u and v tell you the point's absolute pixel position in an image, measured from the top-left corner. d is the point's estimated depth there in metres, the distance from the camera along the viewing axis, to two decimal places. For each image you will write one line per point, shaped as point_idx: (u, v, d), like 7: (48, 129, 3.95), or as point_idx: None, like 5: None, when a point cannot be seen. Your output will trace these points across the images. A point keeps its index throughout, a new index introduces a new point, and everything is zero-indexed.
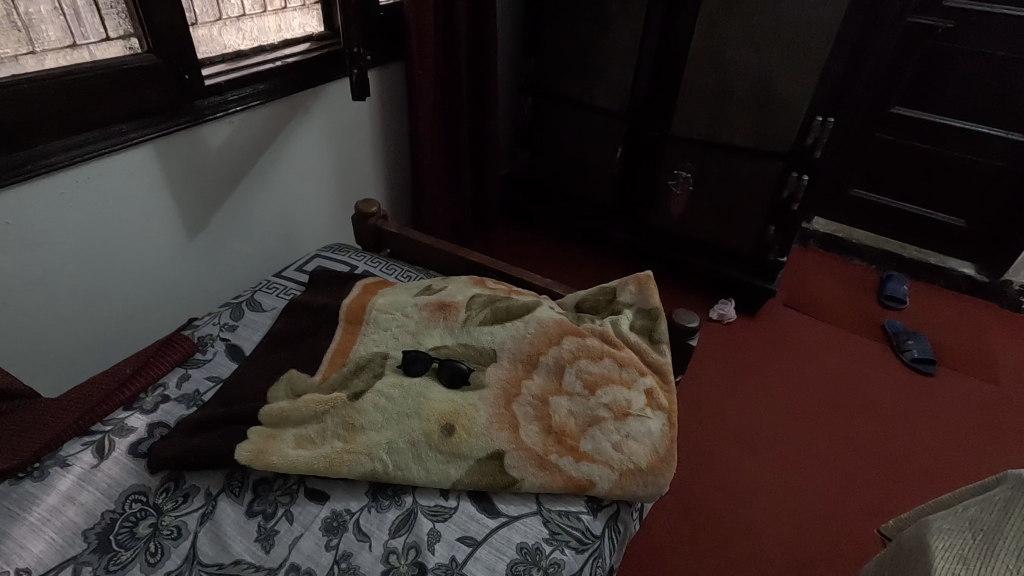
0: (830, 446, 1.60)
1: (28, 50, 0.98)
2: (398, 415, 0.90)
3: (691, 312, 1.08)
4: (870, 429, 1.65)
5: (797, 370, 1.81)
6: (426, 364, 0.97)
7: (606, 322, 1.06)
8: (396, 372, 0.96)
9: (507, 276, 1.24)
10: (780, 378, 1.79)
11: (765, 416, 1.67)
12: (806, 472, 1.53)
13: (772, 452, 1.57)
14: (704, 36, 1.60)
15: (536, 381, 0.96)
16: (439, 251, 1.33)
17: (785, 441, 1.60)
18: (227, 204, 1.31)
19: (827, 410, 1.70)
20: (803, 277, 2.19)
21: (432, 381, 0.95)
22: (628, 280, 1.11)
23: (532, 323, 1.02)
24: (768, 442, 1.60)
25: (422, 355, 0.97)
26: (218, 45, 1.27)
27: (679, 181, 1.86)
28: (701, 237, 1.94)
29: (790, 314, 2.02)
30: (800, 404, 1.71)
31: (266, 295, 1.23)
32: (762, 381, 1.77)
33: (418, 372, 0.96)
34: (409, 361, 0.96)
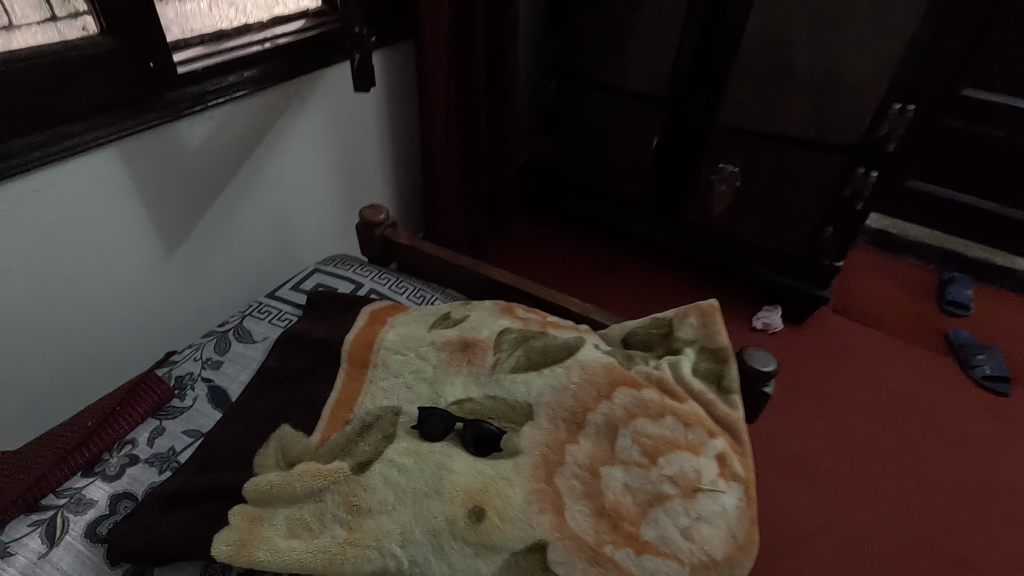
0: (897, 480, 1.42)
1: None
2: (414, 493, 0.72)
3: (765, 351, 0.88)
4: (938, 459, 1.47)
5: (853, 389, 1.62)
6: (449, 424, 0.79)
7: (664, 366, 0.88)
8: (412, 435, 0.78)
9: (537, 300, 1.05)
10: (836, 398, 1.60)
11: (821, 444, 1.49)
12: (870, 512, 1.36)
13: (831, 489, 1.40)
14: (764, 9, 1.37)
15: (582, 446, 0.78)
16: (456, 267, 1.13)
17: (845, 475, 1.42)
18: (211, 214, 1.12)
19: (890, 436, 1.51)
20: (853, 279, 1.98)
21: (456, 447, 0.77)
22: (688, 310, 0.92)
23: (575, 371, 0.83)
24: (827, 475, 1.42)
25: (443, 414, 0.79)
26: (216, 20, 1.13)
27: (723, 176, 1.64)
28: (745, 239, 1.74)
29: (842, 322, 1.82)
30: (859, 429, 1.53)
31: (257, 322, 1.06)
32: (815, 401, 1.59)
33: (439, 436, 0.78)
34: (427, 422, 0.78)
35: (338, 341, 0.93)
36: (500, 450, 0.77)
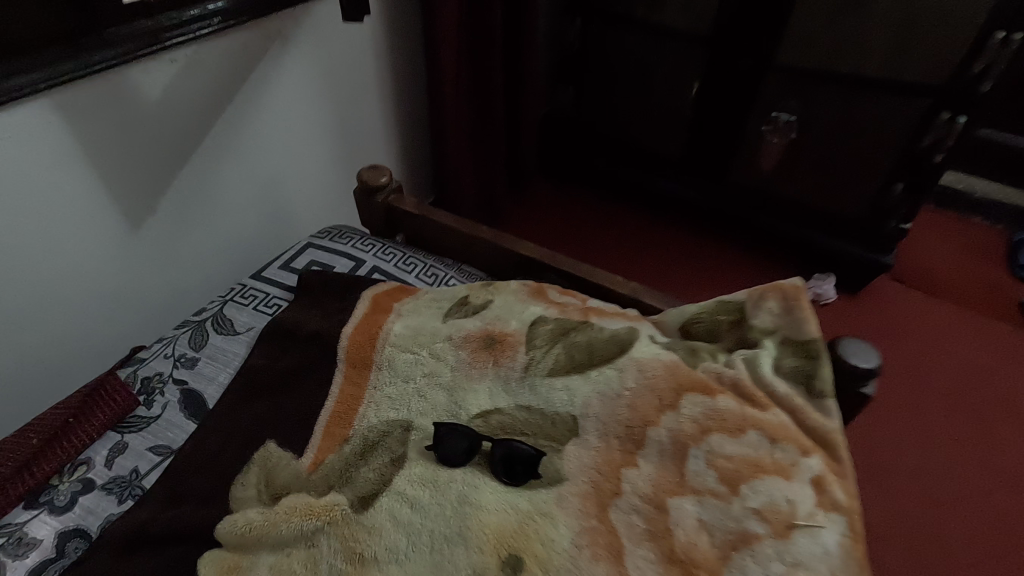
0: (975, 474, 1.25)
1: None
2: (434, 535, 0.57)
3: (862, 343, 0.71)
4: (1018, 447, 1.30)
5: (919, 368, 1.44)
6: (473, 443, 0.62)
7: (737, 365, 0.71)
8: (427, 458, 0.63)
9: (573, 278, 0.87)
10: (899, 378, 1.43)
11: (884, 431, 1.32)
12: (942, 510, 1.20)
13: (898, 485, 1.24)
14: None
15: (641, 471, 0.62)
16: (473, 239, 0.95)
17: (913, 467, 1.26)
18: (182, 180, 0.94)
19: (963, 423, 1.34)
20: (915, 240, 1.77)
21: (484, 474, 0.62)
22: (766, 291, 0.74)
23: (630, 373, 0.66)
24: (893, 468, 1.26)
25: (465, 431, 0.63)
26: None
27: (776, 127, 1.43)
28: (797, 199, 1.53)
29: (904, 291, 1.62)
30: (928, 415, 1.35)
31: (240, 309, 0.89)
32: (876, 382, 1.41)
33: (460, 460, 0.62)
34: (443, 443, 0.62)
35: (335, 333, 0.76)
36: (538, 476, 0.61)
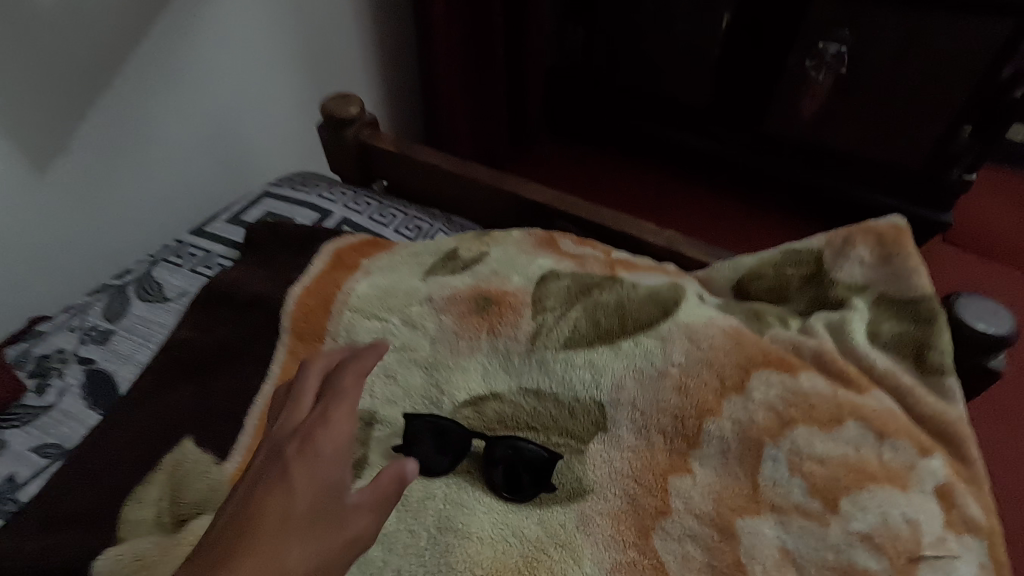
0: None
1: None
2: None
3: (985, 301, 0.53)
4: None
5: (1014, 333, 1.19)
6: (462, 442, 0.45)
7: (818, 332, 0.52)
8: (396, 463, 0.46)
9: (592, 226, 0.69)
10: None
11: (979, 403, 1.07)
12: None
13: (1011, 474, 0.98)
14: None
15: (697, 480, 0.44)
16: (466, 182, 0.76)
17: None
18: (108, 111, 0.72)
19: None
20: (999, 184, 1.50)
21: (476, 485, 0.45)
22: (857, 233, 0.55)
23: (677, 343, 0.48)
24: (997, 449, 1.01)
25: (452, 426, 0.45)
26: None
27: (822, 63, 1.22)
28: (846, 148, 1.32)
29: (980, 247, 1.38)
30: None
31: (172, 272, 0.71)
32: None
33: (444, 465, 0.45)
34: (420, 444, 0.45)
35: (280, 297, 0.58)
36: (553, 489, 0.44)
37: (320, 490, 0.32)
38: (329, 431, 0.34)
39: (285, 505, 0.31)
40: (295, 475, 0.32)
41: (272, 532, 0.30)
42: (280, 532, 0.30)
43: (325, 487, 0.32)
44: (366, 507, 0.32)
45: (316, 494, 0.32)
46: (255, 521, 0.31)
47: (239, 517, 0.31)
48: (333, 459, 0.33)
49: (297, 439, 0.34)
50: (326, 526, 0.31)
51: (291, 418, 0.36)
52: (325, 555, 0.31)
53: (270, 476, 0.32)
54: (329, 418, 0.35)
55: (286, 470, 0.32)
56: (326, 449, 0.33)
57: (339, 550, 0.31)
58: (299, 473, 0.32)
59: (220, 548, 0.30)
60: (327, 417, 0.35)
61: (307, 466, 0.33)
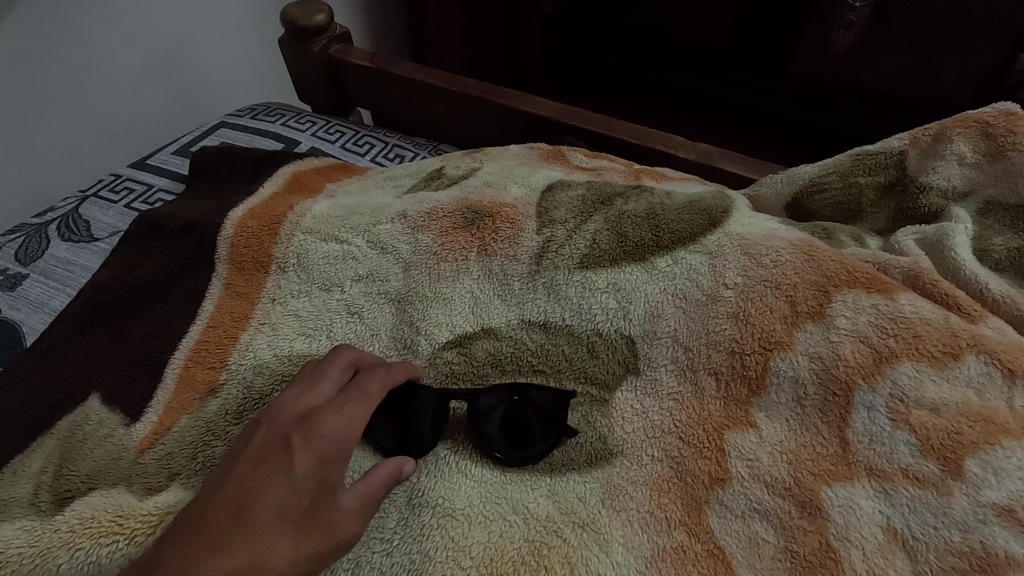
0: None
1: None
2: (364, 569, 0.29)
3: None
4: None
5: None
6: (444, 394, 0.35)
7: (909, 249, 0.40)
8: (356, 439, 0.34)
9: (606, 141, 0.56)
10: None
11: None
12: None
13: None
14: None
15: (763, 436, 0.32)
16: (455, 99, 0.63)
17: None
18: (34, 11, 0.60)
19: None
20: None
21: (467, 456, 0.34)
22: (956, 124, 0.42)
23: (729, 258, 0.36)
24: None
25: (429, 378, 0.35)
26: None
27: None
28: (882, 87, 1.21)
29: None
30: None
31: (103, 207, 0.59)
32: None
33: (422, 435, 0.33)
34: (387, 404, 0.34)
35: (218, 221, 0.46)
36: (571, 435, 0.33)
37: (321, 485, 0.27)
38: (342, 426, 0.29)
39: (282, 497, 0.27)
40: (300, 466, 0.27)
41: (261, 527, 0.26)
42: (268, 527, 0.26)
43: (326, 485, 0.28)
44: (361, 513, 0.28)
45: (313, 492, 0.27)
46: (246, 510, 0.26)
47: (227, 500, 0.26)
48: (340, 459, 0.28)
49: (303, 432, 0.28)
50: (316, 531, 0.27)
51: (301, 397, 0.30)
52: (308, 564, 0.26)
53: (267, 465, 0.27)
54: (345, 408, 0.30)
55: (287, 456, 0.28)
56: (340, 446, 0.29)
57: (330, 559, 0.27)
58: (305, 462, 0.28)
59: (202, 535, 0.25)
60: (340, 408, 0.30)
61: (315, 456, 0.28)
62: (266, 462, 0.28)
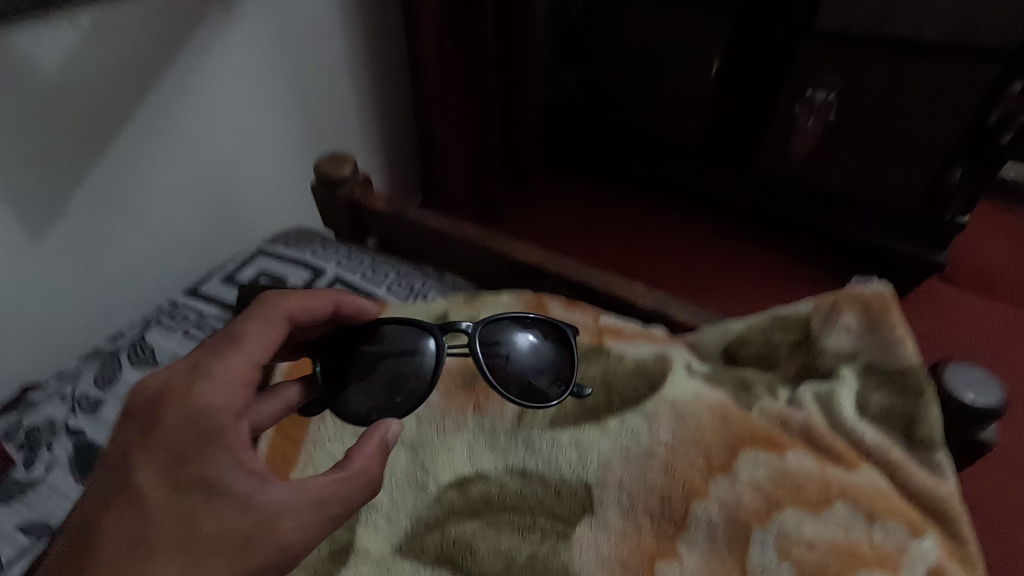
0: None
1: None
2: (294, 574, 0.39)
3: (977, 369, 0.53)
4: None
5: None
6: (432, 349, 0.51)
7: (806, 404, 0.52)
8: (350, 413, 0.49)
9: (580, 286, 0.69)
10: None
11: None
12: None
13: None
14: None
15: (685, 567, 0.43)
16: (457, 241, 0.77)
17: None
18: (108, 170, 0.75)
19: None
20: (971, 237, 1.56)
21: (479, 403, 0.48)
22: (843, 300, 0.55)
23: (663, 420, 0.48)
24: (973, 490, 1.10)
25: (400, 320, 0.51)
26: None
27: (810, 107, 1.23)
28: (838, 187, 1.34)
29: (954, 293, 1.44)
30: None
31: (164, 332, 0.71)
32: None
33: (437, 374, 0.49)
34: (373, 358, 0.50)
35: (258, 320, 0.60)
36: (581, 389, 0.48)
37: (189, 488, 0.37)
38: (192, 407, 0.39)
39: (149, 503, 0.37)
40: (157, 465, 0.38)
41: (132, 532, 0.36)
42: (142, 531, 0.36)
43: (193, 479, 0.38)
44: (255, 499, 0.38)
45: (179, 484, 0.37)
46: (114, 520, 0.36)
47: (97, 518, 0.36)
48: (204, 441, 0.38)
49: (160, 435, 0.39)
50: (189, 524, 0.36)
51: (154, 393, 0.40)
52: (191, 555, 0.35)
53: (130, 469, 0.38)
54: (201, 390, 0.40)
55: (142, 465, 0.38)
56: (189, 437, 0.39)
57: (221, 554, 0.36)
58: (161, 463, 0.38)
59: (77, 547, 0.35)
60: (200, 383, 0.40)
61: (172, 456, 0.38)
62: (127, 474, 0.38)
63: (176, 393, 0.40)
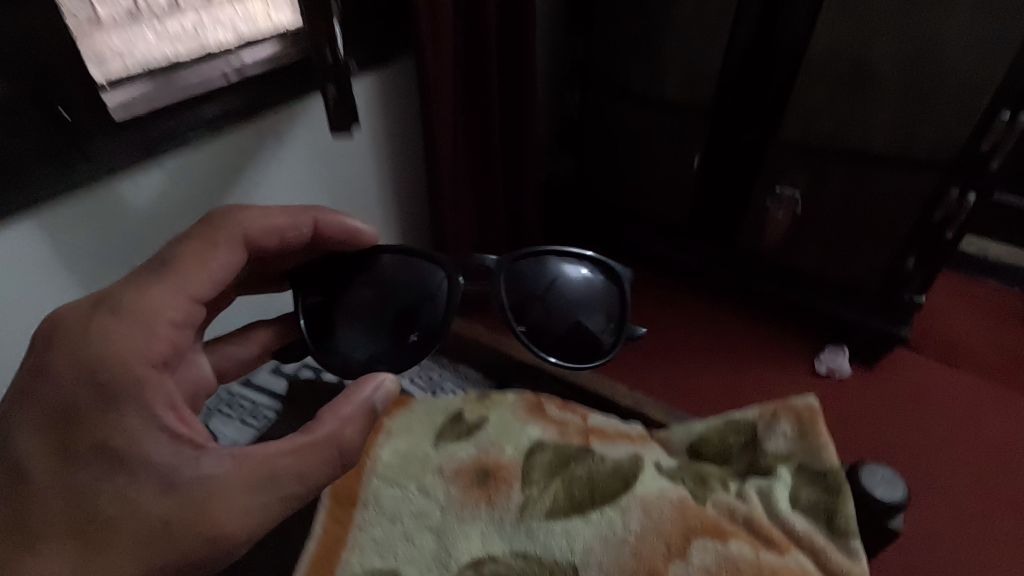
0: (980, 562, 1.21)
1: None
2: (220, 552, 0.52)
3: (888, 469, 0.66)
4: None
5: (952, 458, 1.38)
6: (424, 275, 0.76)
7: (750, 498, 0.65)
8: (369, 342, 0.74)
9: (572, 385, 0.84)
10: (905, 457, 1.37)
11: (932, 541, 1.25)
12: None
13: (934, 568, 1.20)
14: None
15: None
16: (470, 339, 0.92)
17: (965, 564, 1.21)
18: None
19: (994, 493, 1.32)
20: (930, 307, 1.71)
21: (533, 322, 0.78)
22: (780, 411, 0.70)
23: (634, 514, 0.61)
24: (928, 550, 1.23)
25: (390, 248, 0.76)
26: (153, 55, 0.87)
27: (780, 200, 1.39)
28: (809, 267, 1.49)
29: (917, 361, 1.58)
30: (965, 508, 1.29)
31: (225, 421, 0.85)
32: (924, 474, 1.35)
33: (509, 295, 0.79)
34: (380, 286, 0.75)
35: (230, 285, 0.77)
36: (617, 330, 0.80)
37: (105, 440, 0.50)
38: (106, 357, 0.52)
39: (74, 437, 0.50)
40: (79, 410, 0.51)
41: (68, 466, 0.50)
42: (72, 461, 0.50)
43: (90, 458, 0.50)
44: (163, 443, 0.52)
45: (96, 420, 0.51)
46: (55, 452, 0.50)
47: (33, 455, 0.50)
48: (114, 390, 0.52)
49: (52, 406, 0.51)
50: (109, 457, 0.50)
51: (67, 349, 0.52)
52: (113, 480, 0.50)
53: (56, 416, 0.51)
54: (116, 343, 0.53)
55: (65, 415, 0.51)
56: (89, 415, 0.51)
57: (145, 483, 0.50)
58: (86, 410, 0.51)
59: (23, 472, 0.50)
60: (116, 329, 0.54)
61: (93, 403, 0.51)
62: (53, 422, 0.51)
63: (89, 337, 0.53)
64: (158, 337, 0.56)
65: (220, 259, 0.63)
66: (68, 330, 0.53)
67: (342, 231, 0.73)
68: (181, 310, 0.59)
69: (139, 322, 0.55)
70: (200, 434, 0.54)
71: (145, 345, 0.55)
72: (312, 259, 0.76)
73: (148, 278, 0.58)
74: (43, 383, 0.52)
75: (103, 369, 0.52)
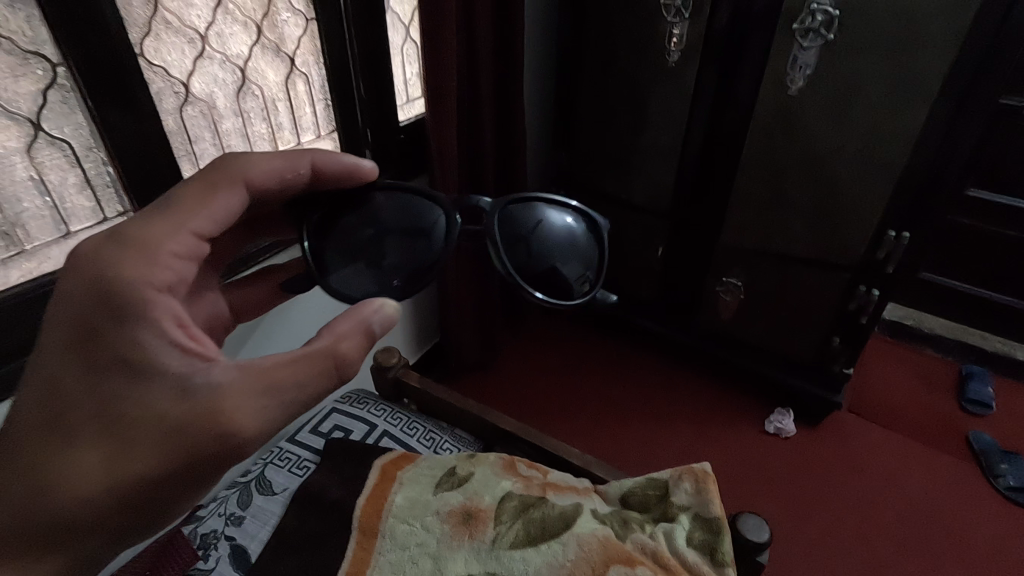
0: None
1: (63, 233, 0.97)
2: (228, 448, 0.58)
3: (758, 519, 0.92)
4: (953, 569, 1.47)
5: (881, 509, 1.59)
6: (425, 218, 0.79)
7: (658, 537, 0.90)
8: (363, 280, 0.76)
9: (539, 447, 1.10)
10: (838, 506, 1.60)
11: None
12: None
13: None
14: (759, 125, 1.41)
15: None
16: (464, 409, 1.19)
17: None
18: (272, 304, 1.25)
19: (916, 539, 1.53)
20: (870, 374, 1.97)
21: (519, 261, 0.85)
22: (683, 473, 0.96)
23: (571, 547, 0.87)
24: None
25: (387, 187, 0.79)
26: None
27: (727, 287, 1.67)
28: (756, 341, 1.75)
29: (856, 422, 1.82)
30: (890, 552, 1.50)
31: (278, 469, 1.12)
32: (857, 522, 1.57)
33: (500, 233, 0.86)
34: (370, 217, 0.77)
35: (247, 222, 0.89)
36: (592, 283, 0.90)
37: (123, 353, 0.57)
38: (123, 285, 0.59)
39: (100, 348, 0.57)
40: (107, 330, 0.58)
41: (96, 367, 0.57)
42: (100, 363, 0.57)
43: (110, 369, 0.57)
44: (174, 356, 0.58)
45: (115, 329, 0.58)
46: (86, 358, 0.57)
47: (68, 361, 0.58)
48: (128, 314, 0.58)
49: (76, 323, 0.58)
50: (124, 368, 0.57)
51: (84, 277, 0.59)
52: (130, 382, 0.57)
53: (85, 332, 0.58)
54: (132, 270, 0.60)
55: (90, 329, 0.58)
56: (112, 333, 0.58)
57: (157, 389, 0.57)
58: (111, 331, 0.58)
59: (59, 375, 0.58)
60: (131, 262, 0.60)
61: (115, 326, 0.58)
62: (83, 331, 0.58)
63: (106, 268, 0.59)
64: (160, 265, 0.62)
65: (220, 201, 0.70)
66: (85, 262, 0.60)
67: (340, 167, 0.76)
68: (185, 246, 0.66)
69: (149, 250, 0.62)
70: (208, 349, 0.60)
71: (151, 272, 0.61)
72: (315, 193, 0.78)
73: (154, 219, 0.65)
74: (67, 307, 0.59)
75: (115, 291, 0.59)
